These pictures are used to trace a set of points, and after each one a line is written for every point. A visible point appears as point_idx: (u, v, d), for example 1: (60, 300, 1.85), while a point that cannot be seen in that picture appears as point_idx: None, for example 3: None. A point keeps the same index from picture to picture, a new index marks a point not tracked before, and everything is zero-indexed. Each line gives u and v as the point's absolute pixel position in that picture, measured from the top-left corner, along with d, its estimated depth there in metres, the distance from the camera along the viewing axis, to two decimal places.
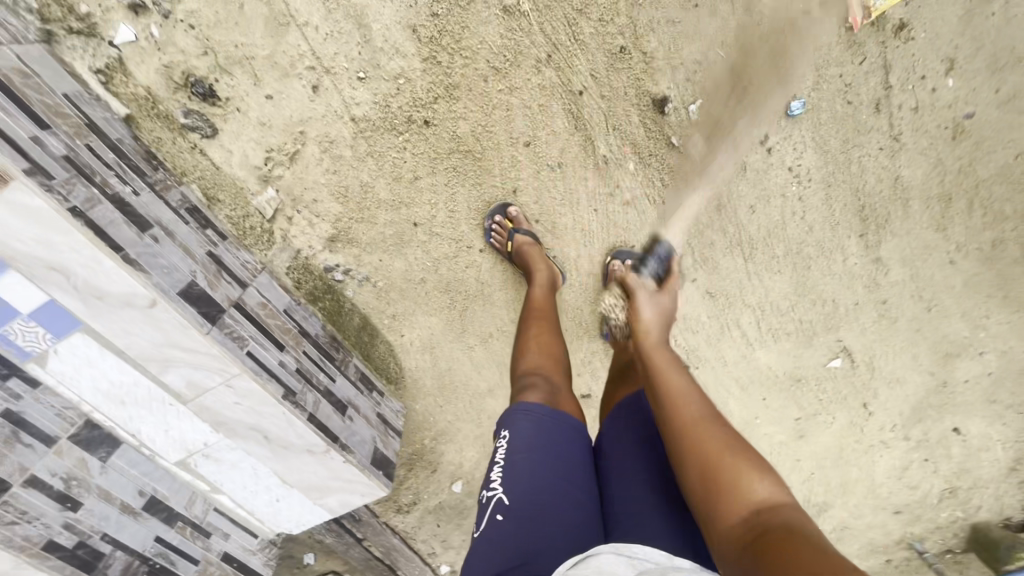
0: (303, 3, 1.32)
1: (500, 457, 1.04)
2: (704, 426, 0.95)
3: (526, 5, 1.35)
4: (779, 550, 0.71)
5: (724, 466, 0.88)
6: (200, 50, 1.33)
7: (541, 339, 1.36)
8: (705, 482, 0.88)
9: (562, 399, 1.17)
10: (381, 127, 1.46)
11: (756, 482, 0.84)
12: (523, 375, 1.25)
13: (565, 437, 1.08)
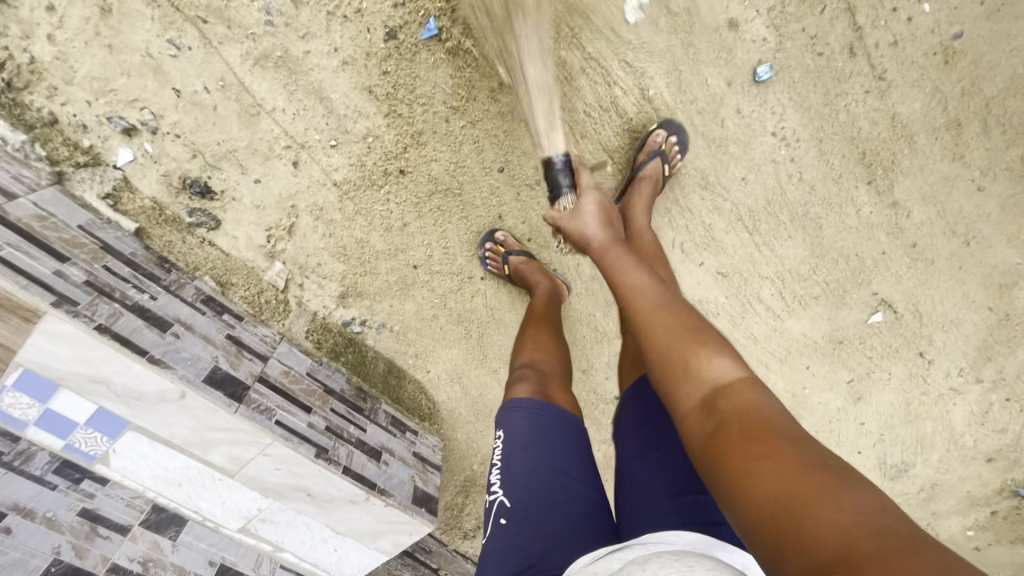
0: (266, 91, 1.40)
1: (499, 459, 1.10)
2: (668, 320, 0.95)
3: (468, 43, 1.37)
4: (741, 437, 0.71)
5: (689, 357, 0.87)
6: (189, 154, 1.45)
7: (537, 338, 1.40)
8: (672, 372, 0.88)
9: (553, 390, 1.20)
10: (362, 184, 1.54)
11: (716, 364, 0.84)
12: (518, 367, 1.31)
13: (558, 428, 1.11)
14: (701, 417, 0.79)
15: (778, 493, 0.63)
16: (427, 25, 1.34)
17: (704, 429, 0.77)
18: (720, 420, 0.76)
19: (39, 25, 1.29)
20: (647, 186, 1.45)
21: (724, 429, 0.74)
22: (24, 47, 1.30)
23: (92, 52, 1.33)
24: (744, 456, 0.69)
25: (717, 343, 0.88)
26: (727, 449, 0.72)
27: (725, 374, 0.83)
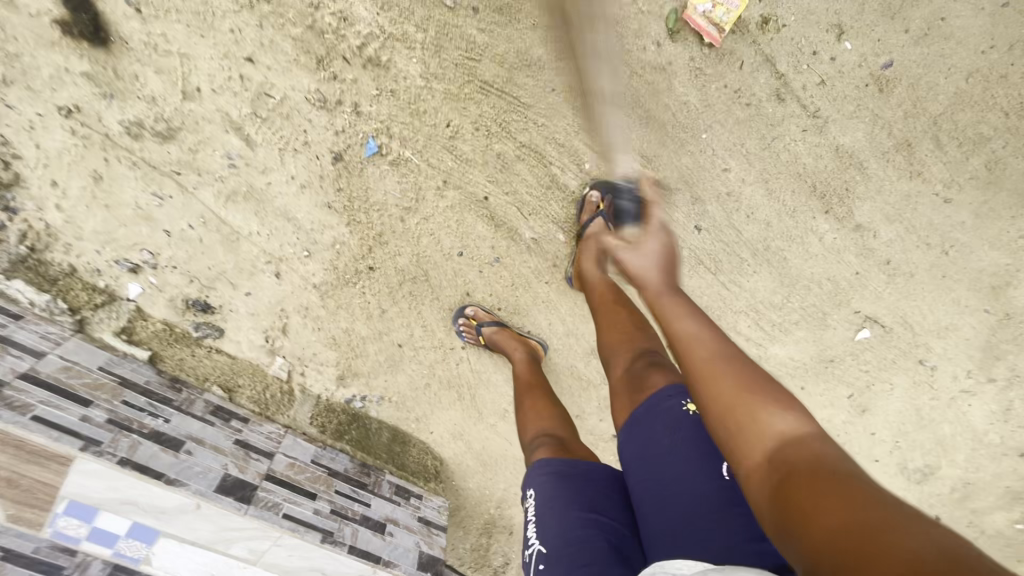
0: (240, 220, 1.57)
1: (530, 514, 1.16)
2: (723, 368, 0.92)
3: (407, 152, 1.48)
4: (813, 492, 0.69)
5: (751, 409, 0.84)
6: (188, 280, 1.65)
7: (540, 408, 1.48)
8: (733, 426, 0.85)
9: (572, 449, 1.30)
10: (339, 282, 1.69)
11: (779, 416, 0.82)
12: (533, 439, 1.38)
13: (583, 474, 1.18)
14: (765, 477, 0.77)
15: (854, 541, 0.61)
16: (367, 142, 1.45)
17: (773, 487, 0.75)
18: (792, 475, 0.73)
19: (46, 198, 1.48)
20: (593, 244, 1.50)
21: (795, 487, 0.71)
22: (39, 217, 1.50)
23: (93, 213, 1.52)
24: (812, 508, 0.67)
25: (775, 392, 0.85)
26: (798, 508, 0.69)
27: (790, 426, 0.80)
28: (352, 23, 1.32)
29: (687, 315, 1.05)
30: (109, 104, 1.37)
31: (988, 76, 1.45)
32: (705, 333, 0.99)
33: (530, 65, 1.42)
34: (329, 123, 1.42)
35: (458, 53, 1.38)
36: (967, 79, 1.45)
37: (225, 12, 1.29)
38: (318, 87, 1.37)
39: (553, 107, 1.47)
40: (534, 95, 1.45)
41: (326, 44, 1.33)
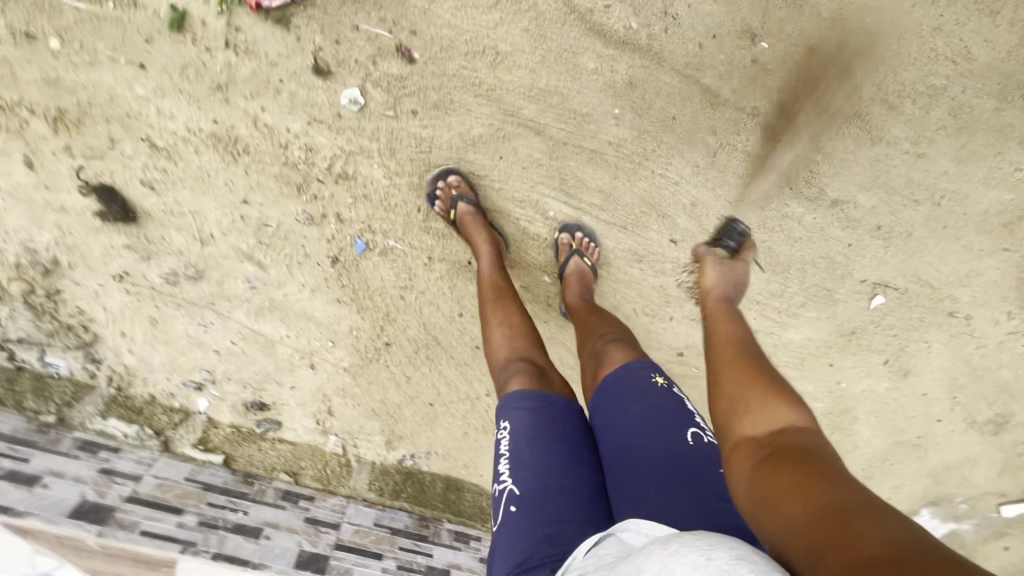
0: (270, 329, 1.81)
1: (505, 449, 1.13)
2: (745, 368, 1.06)
3: (391, 241, 1.66)
4: (790, 469, 0.79)
5: (758, 400, 0.96)
6: (241, 387, 1.90)
7: (512, 322, 1.41)
8: (737, 411, 0.97)
9: (551, 381, 1.26)
10: (364, 361, 1.89)
11: (783, 410, 0.92)
12: (504, 362, 1.32)
13: (564, 417, 1.17)
14: (757, 450, 0.87)
15: (812, 502, 0.72)
16: (355, 243, 1.66)
17: (757, 460, 0.85)
18: (779, 454, 0.83)
19: (120, 345, 1.81)
20: (576, 280, 1.60)
21: (777, 463, 0.82)
22: (119, 362, 1.83)
23: (157, 349, 1.83)
24: (791, 480, 0.77)
25: (786, 392, 0.95)
26: (781, 477, 0.78)
27: (788, 419, 0.90)
28: (316, 151, 1.52)
29: (731, 322, 1.26)
30: (150, 264, 1.66)
31: (918, 33, 1.46)
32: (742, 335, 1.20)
33: (474, 142, 1.54)
34: (320, 234, 1.64)
35: (411, 150, 1.54)
36: (898, 40, 1.47)
37: (217, 169, 1.53)
38: (303, 208, 1.59)
39: (507, 169, 1.59)
40: (486, 167, 1.58)
41: (301, 173, 1.55)
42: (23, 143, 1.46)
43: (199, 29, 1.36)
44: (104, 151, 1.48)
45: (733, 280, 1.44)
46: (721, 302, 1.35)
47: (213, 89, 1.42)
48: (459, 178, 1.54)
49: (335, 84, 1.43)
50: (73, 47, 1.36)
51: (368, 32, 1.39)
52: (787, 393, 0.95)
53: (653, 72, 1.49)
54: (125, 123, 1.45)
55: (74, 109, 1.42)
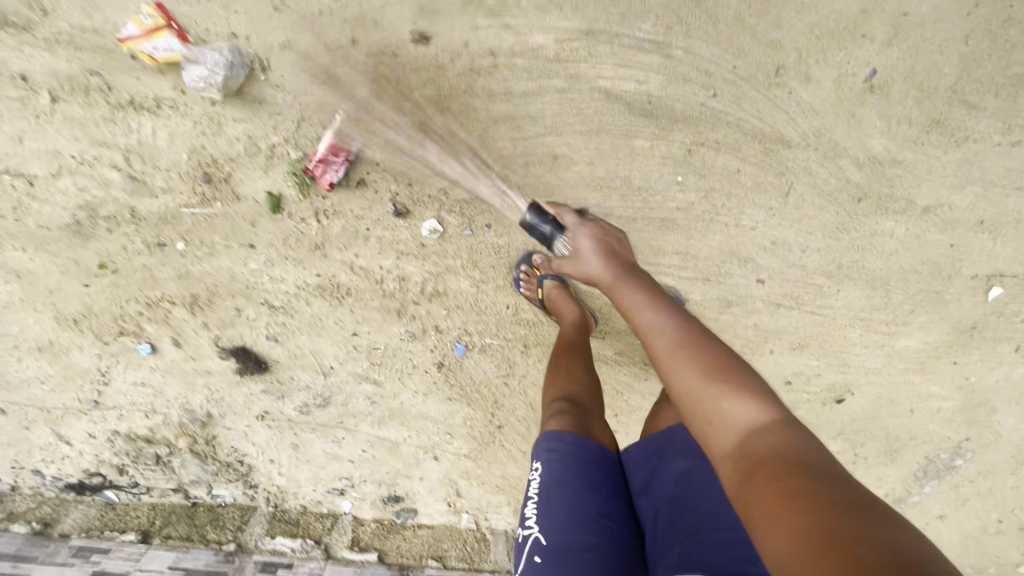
0: (394, 433, 1.97)
1: (533, 492, 1.15)
2: (685, 360, 0.99)
3: (488, 338, 1.77)
4: (775, 495, 0.77)
5: (713, 390, 0.94)
6: (377, 486, 2.07)
7: (573, 371, 1.43)
8: (699, 407, 0.95)
9: (592, 425, 1.27)
10: (481, 445, 2.01)
11: (740, 410, 0.91)
12: (557, 399, 1.34)
13: (596, 469, 1.18)
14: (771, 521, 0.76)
15: (815, 536, 0.68)
16: (455, 347, 1.77)
17: (737, 473, 0.86)
18: (775, 488, 0.78)
19: (271, 470, 2.02)
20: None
21: (759, 476, 0.81)
22: (271, 484, 2.05)
23: (300, 468, 2.03)
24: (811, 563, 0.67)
25: (739, 376, 0.95)
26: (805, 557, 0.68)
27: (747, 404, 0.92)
28: (408, 278, 1.65)
29: (654, 306, 1.10)
30: (284, 400, 1.85)
31: (988, 28, 1.38)
32: (663, 318, 1.07)
33: None
34: (423, 345, 1.77)
35: (491, 258, 1.63)
36: (967, 40, 1.39)
37: (327, 313, 1.69)
38: (405, 327, 1.73)
39: None
40: None
41: (399, 299, 1.68)
42: (170, 328, 1.68)
43: (293, 205, 1.51)
44: (234, 319, 1.68)
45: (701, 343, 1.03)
46: (606, 258, 1.22)
47: (313, 249, 1.58)
48: (542, 256, 1.60)
49: (414, 219, 1.56)
50: (195, 244, 1.56)
51: (436, 169, 1.49)
52: (737, 379, 0.94)
53: (714, 134, 1.48)
54: (246, 294, 1.64)
55: (205, 292, 1.63)
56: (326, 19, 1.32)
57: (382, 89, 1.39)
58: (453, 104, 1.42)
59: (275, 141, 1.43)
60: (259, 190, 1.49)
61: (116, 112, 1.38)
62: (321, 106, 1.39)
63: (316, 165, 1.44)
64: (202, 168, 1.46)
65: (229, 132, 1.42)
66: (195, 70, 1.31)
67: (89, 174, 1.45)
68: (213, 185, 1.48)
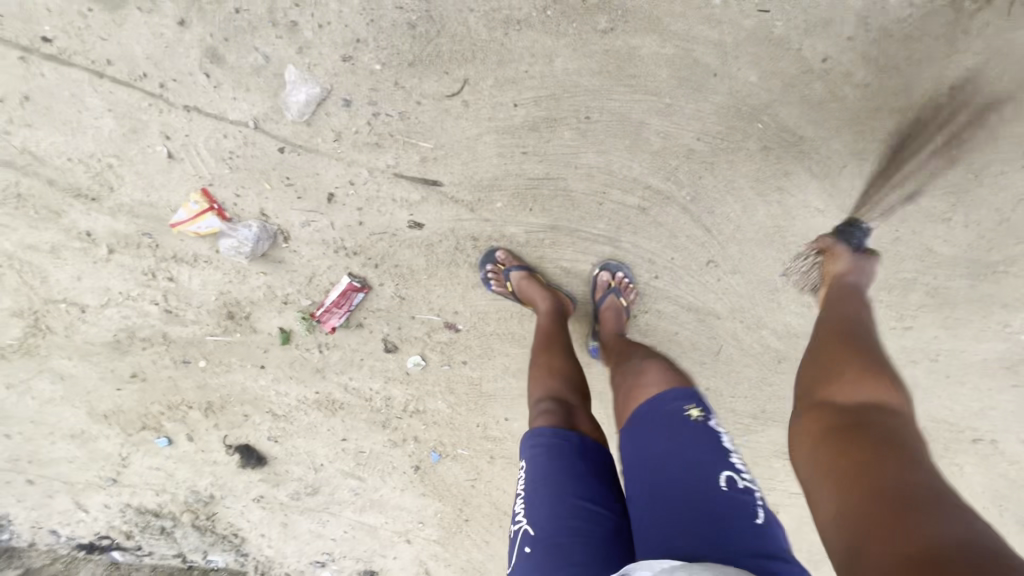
0: (372, 518, 2.22)
1: (519, 489, 1.14)
2: (846, 350, 1.08)
3: (459, 447, 2.04)
4: (868, 450, 0.84)
5: (851, 372, 1.01)
6: (353, 561, 2.31)
7: (550, 362, 1.41)
8: (820, 380, 1.05)
9: (576, 419, 1.22)
10: (449, 534, 2.25)
11: (876, 391, 0.96)
12: (537, 401, 1.29)
13: (580, 456, 1.13)
14: (825, 418, 0.96)
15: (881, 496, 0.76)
16: (430, 454, 2.04)
17: (827, 434, 0.93)
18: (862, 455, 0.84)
19: (261, 542, 2.26)
20: (612, 314, 1.63)
21: (843, 445, 0.88)
22: (260, 553, 2.29)
23: (287, 542, 2.27)
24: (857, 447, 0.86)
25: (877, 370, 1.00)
26: (849, 447, 0.87)
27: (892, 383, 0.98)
28: (393, 398, 1.92)
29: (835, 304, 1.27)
30: (279, 488, 2.11)
31: (881, 243, 1.64)
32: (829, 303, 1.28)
33: (514, 374, 1.88)
34: (402, 450, 2.03)
35: (465, 386, 1.91)
36: None
37: (322, 420, 1.96)
38: (388, 436, 2.00)
39: None
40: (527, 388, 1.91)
41: (384, 414, 1.95)
42: (186, 425, 1.96)
43: (300, 337, 1.79)
44: (241, 422, 1.95)
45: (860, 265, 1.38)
46: (852, 271, 1.37)
47: (314, 371, 1.86)
48: (505, 254, 1.65)
49: (402, 354, 1.84)
50: (215, 363, 1.84)
51: (423, 318, 1.78)
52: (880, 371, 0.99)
53: (653, 304, 1.73)
54: (254, 402, 1.92)
55: (219, 399, 1.91)
56: (338, 206, 1.59)
57: (380, 258, 1.68)
58: (439, 271, 1.70)
59: (290, 291, 1.72)
60: (274, 326, 1.78)
61: (160, 263, 1.67)
62: (329, 268, 1.68)
63: (323, 313, 1.73)
64: (227, 307, 1.74)
65: (252, 283, 1.70)
66: (228, 241, 1.61)
67: (132, 306, 1.74)
68: (234, 319, 1.76)
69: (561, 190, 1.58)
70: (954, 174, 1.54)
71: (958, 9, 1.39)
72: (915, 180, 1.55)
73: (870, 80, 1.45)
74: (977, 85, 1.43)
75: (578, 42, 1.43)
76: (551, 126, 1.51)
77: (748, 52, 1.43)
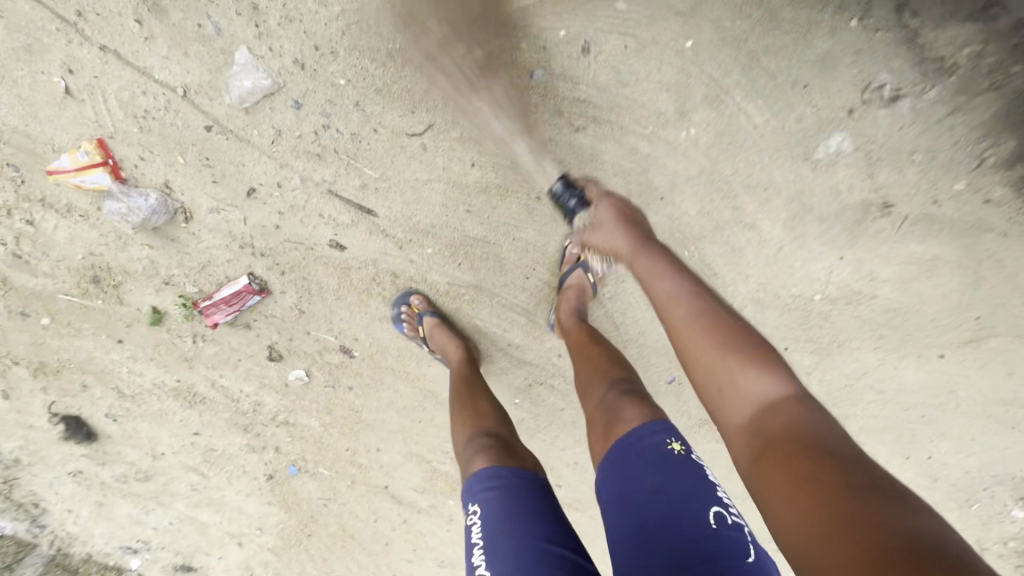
0: (206, 515, 2.06)
1: (477, 537, 1.09)
2: (705, 333, 1.00)
3: (322, 466, 1.96)
4: (794, 469, 0.78)
5: (727, 365, 0.95)
6: (172, 552, 2.12)
7: (477, 406, 1.39)
8: (717, 387, 0.96)
9: (519, 456, 1.23)
10: (286, 545, 2.14)
11: (756, 380, 0.92)
12: (469, 438, 1.29)
13: (537, 495, 1.12)
14: (748, 439, 0.89)
15: (827, 525, 0.69)
16: (289, 467, 1.95)
17: (756, 457, 0.85)
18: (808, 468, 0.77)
19: (66, 517, 2.02)
20: (574, 294, 1.55)
21: (770, 465, 0.82)
22: (62, 527, 2.04)
23: (99, 522, 2.04)
24: (789, 471, 0.79)
25: (758, 351, 0.95)
26: (775, 472, 0.80)
27: (768, 381, 0.92)
28: (264, 404, 1.80)
29: (673, 273, 1.13)
30: (103, 467, 1.90)
31: None
32: (682, 288, 1.10)
33: (399, 409, 1.85)
34: (259, 457, 1.92)
35: (345, 410, 1.84)
36: None
37: (176, 410, 1.79)
38: (248, 440, 1.87)
39: (425, 427, 1.90)
40: (408, 425, 1.89)
41: (248, 417, 1.82)
42: (5, 380, 1.69)
43: (173, 322, 1.62)
44: (77, 391, 1.72)
45: (580, 309, 1.54)
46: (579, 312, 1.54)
47: (181, 359, 1.69)
48: (421, 298, 1.61)
49: (286, 365, 1.73)
50: (61, 323, 1.60)
51: (318, 336, 1.68)
52: (751, 355, 0.94)
53: (549, 380, 1.79)
54: (100, 375, 1.70)
55: (54, 363, 1.67)
56: (257, 203, 1.47)
57: (289, 267, 1.56)
58: (349, 296, 1.62)
59: (175, 273, 1.54)
60: (145, 303, 1.59)
61: (22, 202, 1.43)
62: (228, 261, 1.54)
63: (208, 305, 1.58)
64: (94, 270, 1.53)
65: (132, 253, 1.51)
66: (115, 204, 1.42)
67: None
68: (100, 285, 1.55)
69: (493, 255, 1.58)
70: (823, 338, 1.77)
71: (867, 211, 1.55)
72: (793, 335, 1.75)
73: (784, 244, 1.60)
74: (860, 274, 1.65)
75: (547, 127, 1.41)
76: (500, 194, 1.49)
77: (694, 189, 1.52)
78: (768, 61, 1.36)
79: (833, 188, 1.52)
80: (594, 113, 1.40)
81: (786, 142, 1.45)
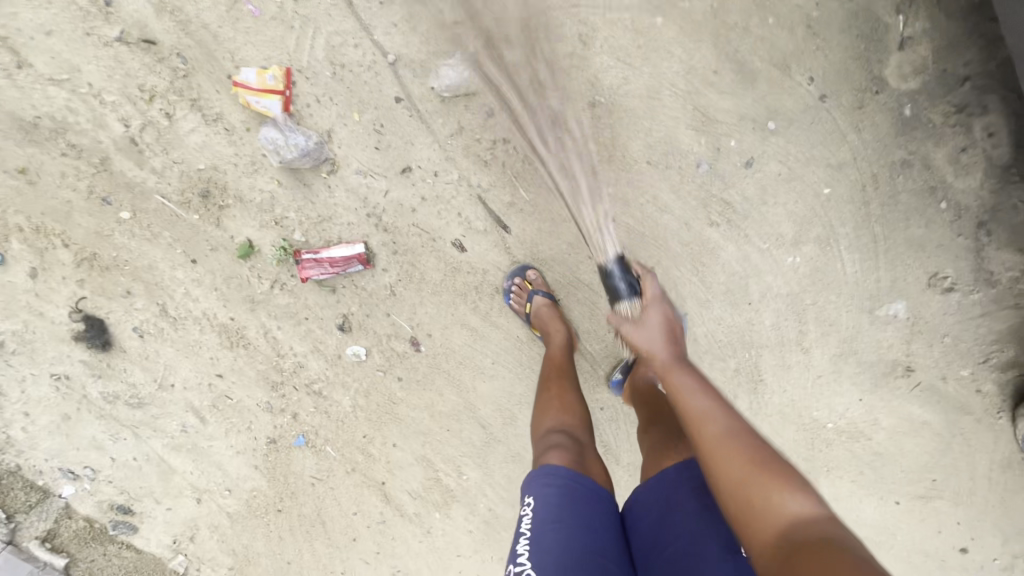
0: (178, 461, 1.81)
1: (525, 528, 1.06)
2: (733, 445, 0.96)
3: (328, 445, 1.84)
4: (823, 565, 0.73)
5: (754, 475, 0.90)
6: (118, 490, 1.81)
7: (563, 398, 1.39)
8: (737, 493, 0.91)
9: (587, 461, 1.21)
10: (250, 514, 1.89)
11: (787, 498, 0.86)
12: (549, 433, 1.28)
13: (592, 506, 1.10)
14: (773, 546, 0.82)
15: None
16: (296, 436, 1.82)
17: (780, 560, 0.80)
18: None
19: (16, 420, 1.72)
20: None
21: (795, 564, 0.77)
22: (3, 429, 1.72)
23: (53, 436, 1.74)
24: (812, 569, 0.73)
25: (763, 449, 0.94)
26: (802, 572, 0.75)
27: (792, 498, 0.86)
28: (306, 368, 1.73)
29: (702, 391, 1.07)
30: (95, 379, 1.69)
31: None
32: (715, 410, 1.03)
33: (434, 413, 1.81)
34: (271, 419, 1.79)
35: (382, 398, 1.79)
36: None
37: (210, 346, 1.67)
38: (270, 399, 1.76)
39: (448, 439, 1.84)
40: (436, 433, 1.83)
41: (283, 375, 1.73)
42: (40, 258, 1.53)
43: (260, 260, 1.55)
44: (116, 295, 1.58)
45: None
46: None
47: (246, 299, 1.61)
48: (537, 275, 1.59)
49: (348, 339, 1.69)
50: (141, 222, 1.51)
51: (395, 322, 1.67)
52: (769, 460, 0.92)
53: None
54: (151, 286, 1.58)
55: (106, 259, 1.54)
56: (405, 181, 1.50)
57: (403, 249, 1.57)
58: (444, 294, 1.64)
59: (289, 218, 1.51)
60: (242, 234, 1.52)
61: (168, 92, 1.41)
62: (348, 225, 1.53)
63: (309, 259, 1.54)
64: (208, 184, 1.48)
65: (257, 181, 1.48)
66: (272, 133, 1.42)
67: (90, 107, 1.41)
68: (206, 201, 1.50)
69: (589, 304, 1.67)
70: (839, 460, 1.89)
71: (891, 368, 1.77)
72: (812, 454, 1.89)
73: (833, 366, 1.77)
74: (866, 412, 1.83)
75: (689, 211, 1.58)
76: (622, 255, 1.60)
77: (777, 305, 1.70)
78: (873, 222, 1.61)
79: (883, 341, 1.74)
80: (729, 217, 1.60)
81: (861, 293, 1.68)
